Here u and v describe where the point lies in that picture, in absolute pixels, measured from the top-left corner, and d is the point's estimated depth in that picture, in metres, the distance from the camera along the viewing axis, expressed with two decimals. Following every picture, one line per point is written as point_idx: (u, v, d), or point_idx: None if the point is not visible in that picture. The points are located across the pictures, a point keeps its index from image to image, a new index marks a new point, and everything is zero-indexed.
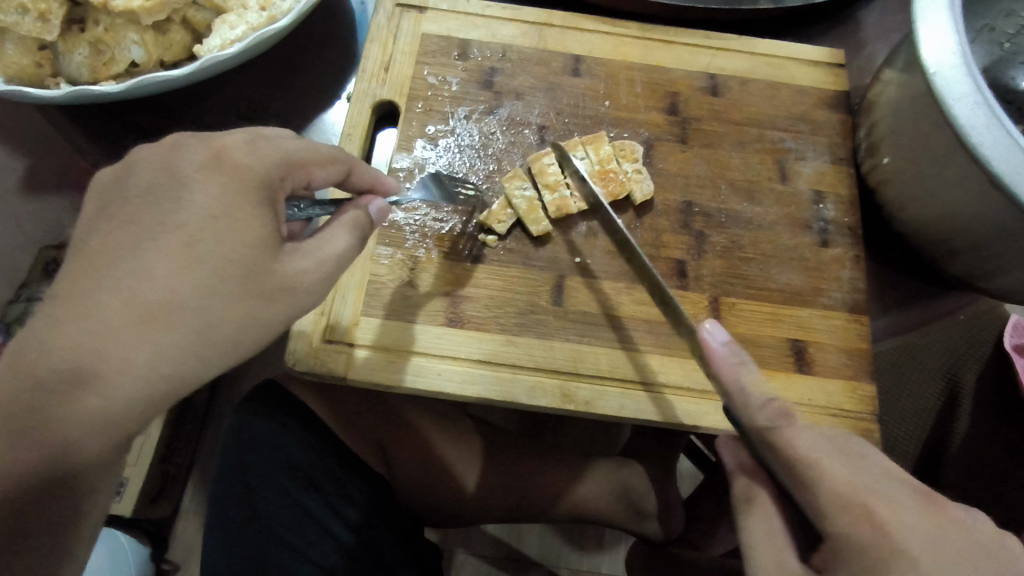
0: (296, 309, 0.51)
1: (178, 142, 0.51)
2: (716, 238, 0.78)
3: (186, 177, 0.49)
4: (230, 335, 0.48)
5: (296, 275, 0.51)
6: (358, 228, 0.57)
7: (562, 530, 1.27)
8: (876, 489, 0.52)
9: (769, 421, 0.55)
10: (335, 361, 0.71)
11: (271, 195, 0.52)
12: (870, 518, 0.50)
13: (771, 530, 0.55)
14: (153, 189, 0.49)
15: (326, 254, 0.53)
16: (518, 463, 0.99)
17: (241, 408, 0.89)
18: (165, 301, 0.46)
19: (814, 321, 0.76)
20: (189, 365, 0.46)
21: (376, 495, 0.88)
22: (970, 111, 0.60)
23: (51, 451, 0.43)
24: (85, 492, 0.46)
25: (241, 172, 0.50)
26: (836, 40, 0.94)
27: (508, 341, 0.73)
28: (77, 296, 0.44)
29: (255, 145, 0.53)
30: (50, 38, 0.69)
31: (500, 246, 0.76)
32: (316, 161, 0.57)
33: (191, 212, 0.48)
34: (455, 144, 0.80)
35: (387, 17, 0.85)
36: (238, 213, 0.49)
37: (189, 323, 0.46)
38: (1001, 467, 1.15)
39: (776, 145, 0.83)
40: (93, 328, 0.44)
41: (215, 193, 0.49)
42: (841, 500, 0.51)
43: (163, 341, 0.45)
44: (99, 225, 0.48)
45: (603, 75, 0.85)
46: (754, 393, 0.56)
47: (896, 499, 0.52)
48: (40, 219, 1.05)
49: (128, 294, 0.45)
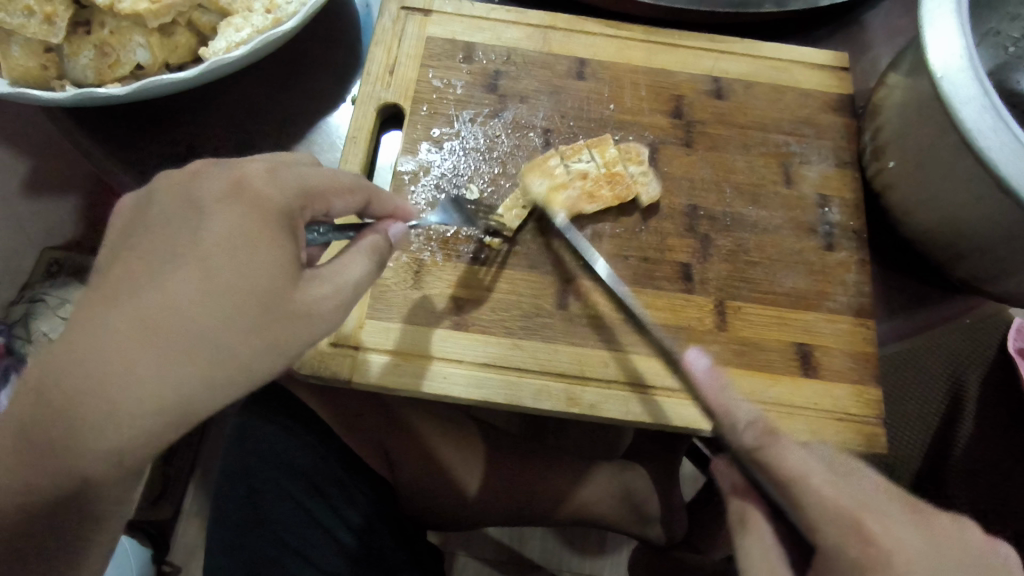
0: (311, 335, 0.51)
1: (200, 171, 0.51)
2: (722, 241, 0.78)
3: (206, 205, 0.49)
4: (244, 363, 0.47)
5: (314, 300, 0.51)
6: (377, 253, 0.57)
7: (564, 534, 1.26)
8: (869, 503, 0.51)
9: (755, 441, 0.56)
10: (341, 364, 0.71)
11: (292, 223, 0.51)
12: (863, 534, 0.50)
13: (766, 549, 0.55)
14: (174, 216, 0.49)
15: (345, 279, 0.54)
16: (520, 467, 0.98)
17: (246, 410, 0.90)
18: (180, 330, 0.45)
19: (819, 325, 0.76)
20: (201, 394, 0.46)
21: (376, 500, 0.89)
22: (977, 115, 0.60)
23: (65, 472, 0.43)
24: (100, 507, 0.46)
25: (262, 200, 0.50)
26: (840, 43, 0.94)
27: (514, 345, 0.73)
28: (94, 323, 0.44)
29: (275, 173, 0.52)
30: (55, 40, 0.69)
31: (505, 250, 0.76)
32: (335, 191, 0.56)
33: (209, 239, 0.48)
34: (459, 147, 0.80)
35: (392, 20, 0.85)
36: (256, 240, 0.48)
37: (203, 350, 0.46)
38: (1002, 471, 1.16)
39: (780, 149, 0.83)
40: (107, 356, 0.43)
41: (235, 220, 0.49)
42: (835, 515, 0.51)
43: (176, 367, 0.45)
44: (121, 251, 0.48)
45: (607, 78, 0.85)
46: (742, 417, 0.59)
47: (888, 513, 0.51)
48: (43, 221, 1.06)
49: (144, 323, 0.44)
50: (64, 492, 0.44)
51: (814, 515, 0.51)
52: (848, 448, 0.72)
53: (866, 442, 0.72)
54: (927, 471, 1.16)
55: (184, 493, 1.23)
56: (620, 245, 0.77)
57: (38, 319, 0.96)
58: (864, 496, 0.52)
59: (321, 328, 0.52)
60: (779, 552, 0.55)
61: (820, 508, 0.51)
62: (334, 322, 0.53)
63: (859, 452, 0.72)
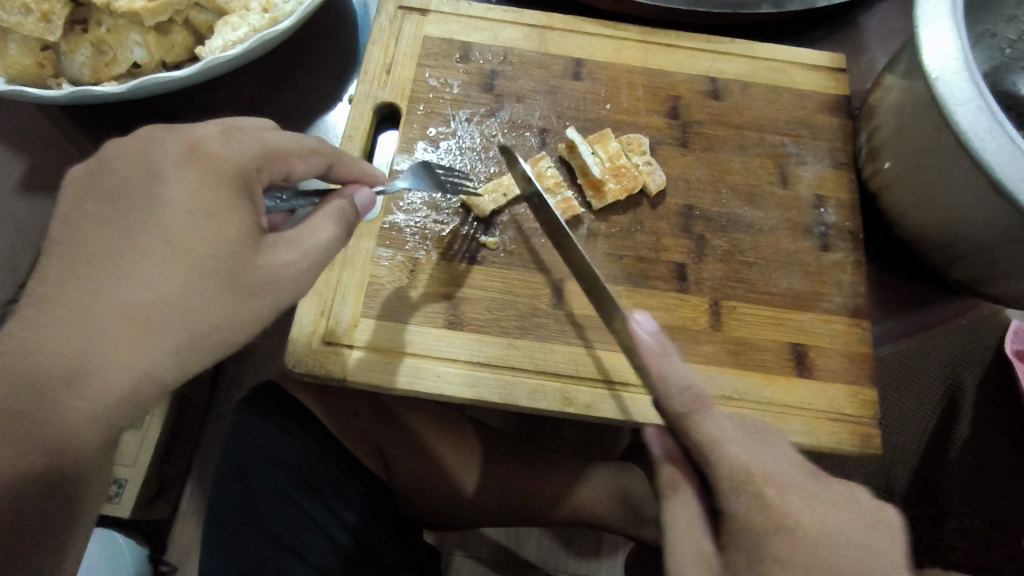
0: (280, 300, 0.51)
1: (153, 135, 0.51)
2: (717, 242, 0.78)
3: (162, 172, 0.49)
4: (213, 330, 0.48)
5: (280, 266, 0.51)
6: (345, 216, 0.56)
7: (559, 534, 1.26)
8: (770, 471, 0.55)
9: (684, 407, 0.56)
10: (335, 363, 0.71)
11: (248, 186, 0.52)
12: (762, 502, 0.53)
13: (690, 517, 0.57)
14: (130, 185, 0.49)
15: (310, 244, 0.53)
16: (514, 467, 0.99)
17: (241, 408, 0.90)
18: (146, 300, 0.46)
19: (814, 326, 0.76)
20: (176, 362, 0.47)
21: (374, 500, 0.88)
22: (973, 116, 0.60)
23: (46, 454, 0.44)
24: (83, 489, 0.46)
25: (219, 164, 0.50)
26: (837, 45, 0.94)
27: (509, 344, 0.73)
28: (57, 298, 0.45)
29: (231, 135, 0.52)
30: (52, 38, 0.69)
31: (500, 249, 0.76)
32: (295, 153, 0.56)
33: (168, 208, 0.48)
34: (455, 147, 0.81)
35: (389, 20, 0.85)
36: (216, 207, 0.49)
37: (170, 321, 0.47)
38: (997, 471, 1.16)
39: (776, 149, 0.83)
40: (75, 330, 0.45)
41: (193, 187, 0.49)
42: (745, 486, 0.54)
43: (146, 341, 0.46)
44: (78, 223, 0.48)
45: (604, 79, 0.85)
46: (673, 378, 0.56)
47: (786, 479, 0.55)
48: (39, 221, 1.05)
49: (109, 294, 0.45)
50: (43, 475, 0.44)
51: (724, 486, 0.54)
52: (842, 448, 0.72)
53: (860, 443, 0.72)
54: (922, 469, 1.16)
55: (182, 492, 1.24)
56: (615, 244, 0.77)
57: None
58: (766, 464, 0.56)
59: (287, 295, 0.52)
60: (703, 521, 0.57)
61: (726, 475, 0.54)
62: (303, 289, 0.53)
63: (854, 453, 0.72)
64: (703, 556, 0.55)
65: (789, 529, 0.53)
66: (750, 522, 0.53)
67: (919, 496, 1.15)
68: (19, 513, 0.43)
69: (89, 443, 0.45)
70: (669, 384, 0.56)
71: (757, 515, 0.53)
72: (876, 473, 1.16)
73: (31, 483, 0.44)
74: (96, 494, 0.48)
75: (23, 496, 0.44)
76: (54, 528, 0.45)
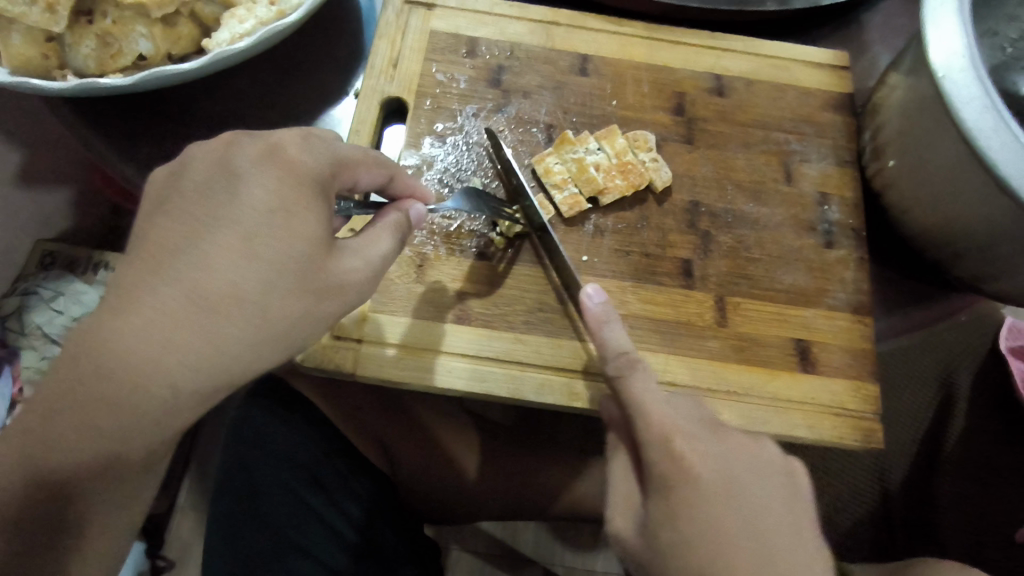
0: (311, 310, 0.52)
1: (233, 139, 0.53)
2: (723, 238, 0.79)
3: (242, 170, 0.51)
4: (285, 329, 0.51)
5: (346, 272, 0.54)
6: (400, 231, 0.59)
7: (556, 528, 1.28)
8: (681, 428, 0.58)
9: (617, 370, 0.62)
10: (343, 357, 0.71)
11: (325, 191, 0.54)
12: (670, 454, 0.56)
13: (626, 471, 0.62)
14: (211, 182, 0.51)
15: (371, 254, 0.56)
16: (513, 456, 1.02)
17: (248, 402, 0.90)
18: (226, 292, 0.48)
19: (818, 322, 0.76)
20: (244, 356, 0.49)
21: (378, 493, 0.90)
22: (978, 114, 0.60)
23: (112, 441, 0.47)
24: (105, 491, 0.49)
25: (296, 166, 0.52)
26: (840, 42, 0.94)
27: (518, 339, 0.73)
28: (138, 289, 0.47)
29: (307, 141, 0.55)
30: (57, 29, 0.68)
31: (508, 249, 0.76)
32: (361, 163, 0.59)
33: (248, 205, 0.50)
34: (463, 142, 0.80)
35: (396, 14, 0.85)
36: (297, 209, 0.51)
37: (246, 316, 0.49)
38: (990, 466, 1.17)
39: (781, 146, 0.84)
40: (156, 318, 0.47)
41: (272, 186, 0.51)
42: (657, 437, 0.57)
43: (221, 335, 0.48)
44: (156, 218, 0.50)
45: (610, 75, 0.85)
46: (609, 344, 0.63)
47: (696, 436, 0.59)
48: (37, 214, 1.10)
49: (191, 283, 0.48)
50: (83, 459, 0.47)
51: (641, 439, 0.58)
52: (845, 442, 0.73)
53: (863, 437, 0.73)
54: (917, 464, 1.17)
55: (179, 487, 1.23)
56: (621, 240, 0.77)
57: (32, 312, 1.01)
58: (687, 426, 0.59)
59: (346, 300, 0.55)
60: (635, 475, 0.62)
61: (645, 428, 0.58)
62: (362, 293, 0.56)
63: (856, 448, 0.73)
64: (631, 502, 0.61)
65: (691, 482, 0.55)
66: (658, 472, 0.57)
67: (913, 487, 1.16)
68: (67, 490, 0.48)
69: (145, 434, 0.48)
70: (607, 348, 0.63)
71: (664, 468, 0.56)
72: (872, 469, 1.18)
73: (83, 471, 0.48)
74: (127, 501, 0.51)
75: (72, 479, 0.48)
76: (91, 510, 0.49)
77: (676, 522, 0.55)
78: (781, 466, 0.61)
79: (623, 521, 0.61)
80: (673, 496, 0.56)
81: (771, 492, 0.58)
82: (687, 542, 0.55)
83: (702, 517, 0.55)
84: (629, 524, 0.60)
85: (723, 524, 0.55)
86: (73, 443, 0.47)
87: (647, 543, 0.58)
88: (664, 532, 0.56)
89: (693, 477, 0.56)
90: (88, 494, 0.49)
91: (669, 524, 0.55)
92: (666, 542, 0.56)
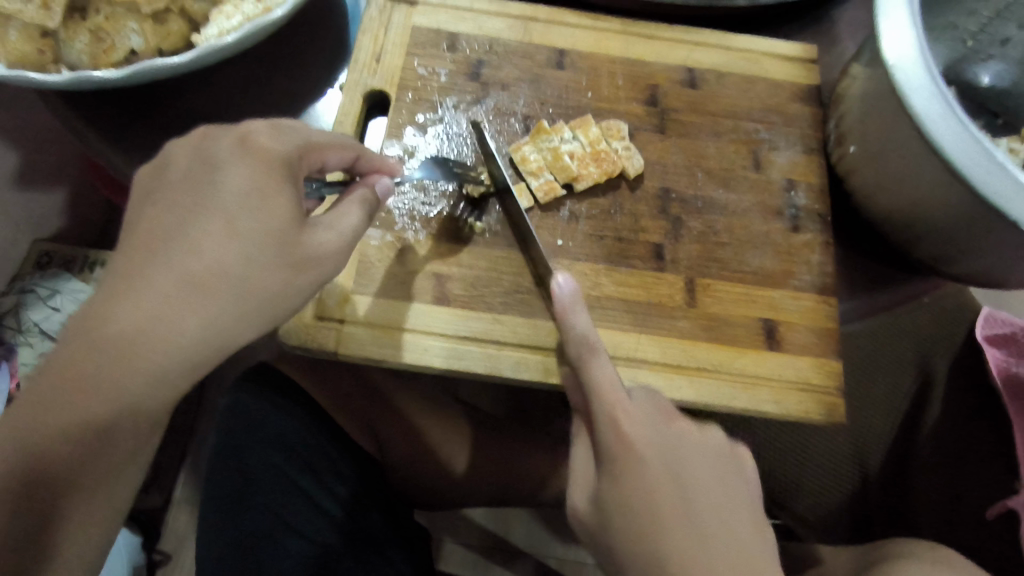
0: (293, 282, 0.55)
1: (208, 131, 0.56)
2: (693, 223, 0.82)
3: (219, 160, 0.54)
4: (268, 300, 0.54)
5: (320, 246, 0.57)
6: (368, 204, 0.62)
7: (547, 519, 1.30)
8: (632, 411, 0.62)
9: (578, 355, 0.63)
10: (326, 336, 0.74)
11: (294, 173, 0.56)
12: (619, 436, 0.60)
13: (585, 454, 0.65)
14: (192, 172, 0.54)
15: (343, 226, 0.59)
16: (502, 442, 1.05)
17: (237, 389, 0.92)
18: (212, 270, 0.52)
19: (784, 302, 0.79)
20: (233, 327, 0.53)
21: (363, 475, 0.92)
22: (928, 105, 0.64)
23: (108, 410, 0.50)
24: (101, 461, 0.50)
25: (267, 152, 0.55)
26: (810, 36, 0.98)
27: (494, 319, 0.76)
28: (131, 272, 0.50)
29: (277, 129, 0.57)
30: (52, 25, 0.73)
31: (486, 232, 0.79)
32: (329, 146, 0.61)
33: (228, 191, 0.53)
34: (444, 133, 0.84)
35: (379, 10, 0.88)
36: (271, 191, 0.54)
37: (231, 292, 0.52)
38: (962, 439, 1.05)
39: (750, 136, 0.87)
40: (148, 298, 0.50)
41: (247, 173, 0.54)
42: (609, 421, 0.60)
43: (209, 309, 0.51)
44: (145, 209, 0.54)
45: (586, 68, 0.88)
46: (575, 331, 0.64)
47: (646, 420, 0.62)
48: (29, 210, 1.14)
49: (179, 266, 0.51)
50: (77, 426, 0.49)
51: (595, 422, 0.61)
52: (810, 417, 0.76)
53: (826, 412, 0.76)
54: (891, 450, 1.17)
55: (174, 483, 1.26)
56: (595, 226, 0.80)
57: (29, 309, 1.03)
58: (636, 411, 0.62)
59: (328, 269, 0.58)
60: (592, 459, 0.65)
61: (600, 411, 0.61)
62: (338, 265, 0.59)
63: (820, 422, 0.76)
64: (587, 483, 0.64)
65: (641, 462, 0.59)
66: (609, 452, 0.60)
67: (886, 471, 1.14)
68: (62, 459, 0.49)
69: (141, 404, 0.50)
70: (574, 333, 0.64)
71: (614, 448, 0.60)
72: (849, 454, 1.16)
73: (76, 439, 0.49)
74: (119, 478, 0.52)
75: (66, 448, 0.49)
76: (82, 481, 0.50)
77: (625, 501, 0.59)
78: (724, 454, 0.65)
79: (579, 498, 0.64)
80: (622, 474, 0.59)
81: (712, 474, 0.62)
82: (635, 518, 0.58)
83: (648, 495, 0.58)
84: (586, 501, 0.63)
85: (665, 499, 0.58)
86: (70, 410, 0.49)
87: (599, 518, 0.61)
88: (615, 510, 0.59)
89: (641, 459, 0.59)
90: (81, 463, 0.50)
91: (620, 503, 0.59)
92: (617, 518, 0.59)
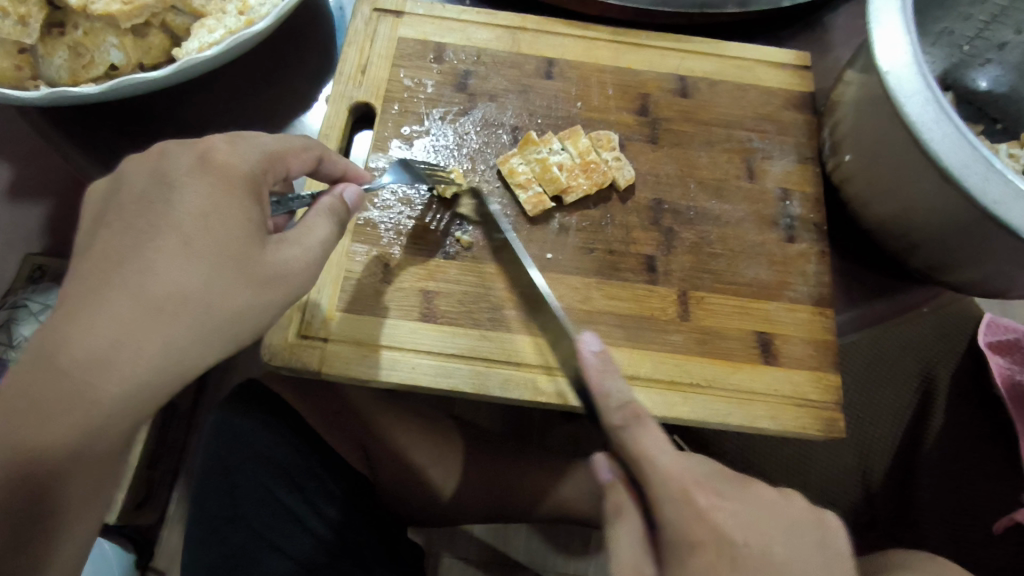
0: (261, 301, 0.54)
1: (165, 150, 0.55)
2: (685, 234, 0.80)
3: (175, 180, 0.53)
4: (232, 319, 0.53)
5: (285, 262, 0.56)
6: (335, 214, 0.61)
7: (547, 533, 1.28)
8: (706, 483, 0.56)
9: (621, 420, 0.58)
10: (310, 356, 0.72)
11: (258, 190, 0.56)
12: (694, 512, 0.55)
13: (634, 536, 0.58)
14: (146, 194, 0.52)
15: (310, 241, 0.58)
16: (497, 460, 1.02)
17: (222, 408, 0.88)
18: (172, 293, 0.50)
19: (779, 314, 0.77)
20: (197, 351, 0.51)
21: (351, 494, 0.89)
22: (921, 109, 0.62)
23: (74, 440, 0.47)
24: (72, 489, 0.48)
25: (229, 169, 0.54)
26: (803, 43, 0.96)
27: (482, 336, 0.74)
28: (87, 298, 0.49)
29: (235, 144, 0.56)
30: (28, 41, 0.70)
31: (474, 245, 0.78)
32: (291, 153, 0.60)
33: (184, 211, 0.52)
34: (431, 145, 0.82)
35: (365, 22, 0.87)
36: (229, 209, 0.53)
37: (192, 314, 0.50)
38: (977, 450, 1.02)
39: (743, 145, 0.85)
40: (105, 324, 0.48)
41: (206, 192, 0.52)
42: (679, 494, 0.55)
43: (170, 333, 0.50)
44: (100, 233, 0.52)
45: (576, 78, 0.87)
46: (612, 395, 0.60)
47: (723, 497, 0.56)
48: (13, 226, 1.11)
49: (136, 289, 0.49)
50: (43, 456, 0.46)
51: (655, 497, 0.56)
52: (807, 433, 0.74)
53: (824, 427, 0.74)
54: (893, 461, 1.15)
55: (168, 500, 1.24)
56: (585, 237, 0.79)
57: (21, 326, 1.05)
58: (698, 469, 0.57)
59: (296, 286, 0.57)
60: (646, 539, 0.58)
61: (658, 480, 0.56)
62: (308, 283, 0.58)
63: (817, 437, 0.74)
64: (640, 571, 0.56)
65: (723, 540, 0.54)
66: (682, 532, 0.54)
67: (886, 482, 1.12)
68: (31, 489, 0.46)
69: (110, 434, 0.49)
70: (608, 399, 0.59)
71: (688, 526, 0.54)
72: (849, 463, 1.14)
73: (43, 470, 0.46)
74: (90, 505, 0.50)
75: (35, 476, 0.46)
76: (52, 511, 0.47)
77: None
78: (812, 520, 0.59)
79: None
80: (698, 554, 0.54)
81: (804, 547, 0.57)
82: None
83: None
84: None
85: None
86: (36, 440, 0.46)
87: None
88: None
89: (728, 538, 0.54)
90: (50, 494, 0.47)
91: None
92: None
